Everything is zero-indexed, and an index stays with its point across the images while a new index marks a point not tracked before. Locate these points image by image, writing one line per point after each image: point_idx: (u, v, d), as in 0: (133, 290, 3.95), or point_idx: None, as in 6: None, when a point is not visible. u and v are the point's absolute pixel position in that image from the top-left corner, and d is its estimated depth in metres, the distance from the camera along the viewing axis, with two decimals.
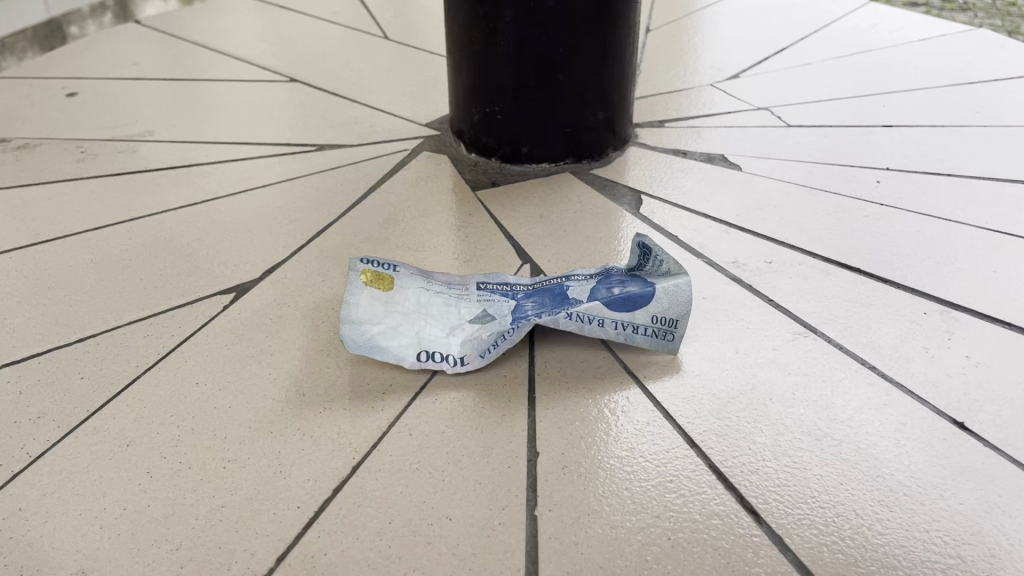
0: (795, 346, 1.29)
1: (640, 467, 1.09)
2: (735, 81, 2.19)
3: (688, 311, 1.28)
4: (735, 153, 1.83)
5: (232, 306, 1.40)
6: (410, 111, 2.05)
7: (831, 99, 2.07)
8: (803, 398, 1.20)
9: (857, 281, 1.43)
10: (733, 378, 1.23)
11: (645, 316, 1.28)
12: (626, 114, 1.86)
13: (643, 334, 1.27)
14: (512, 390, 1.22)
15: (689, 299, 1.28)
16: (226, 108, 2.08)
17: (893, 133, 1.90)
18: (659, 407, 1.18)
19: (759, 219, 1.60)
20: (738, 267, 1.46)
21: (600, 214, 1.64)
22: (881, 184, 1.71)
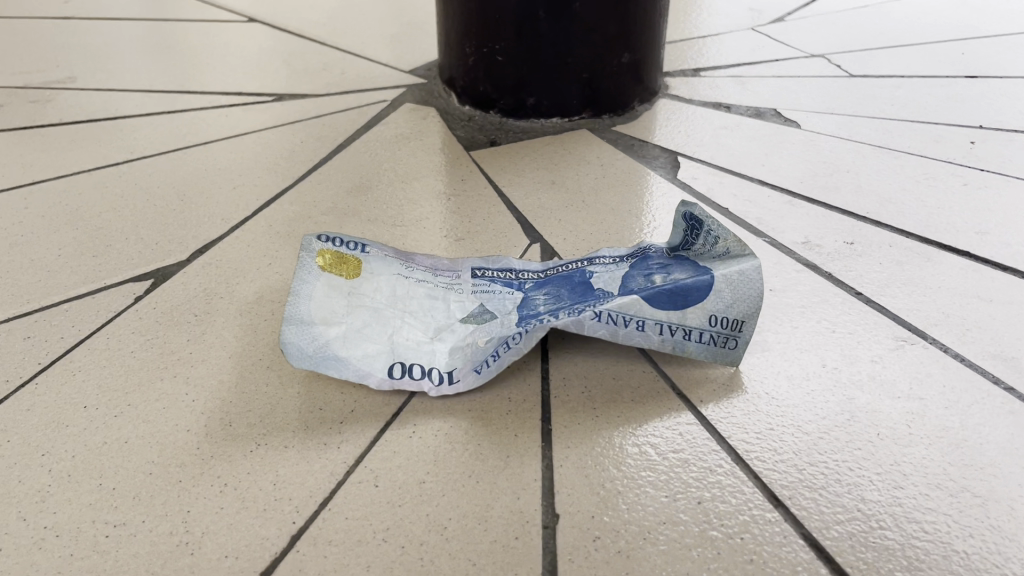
0: (901, 357, 0.96)
1: (705, 539, 0.76)
2: (780, 25, 1.84)
3: (758, 309, 0.93)
4: (789, 108, 1.49)
5: (147, 297, 1.05)
6: (392, 56, 1.70)
7: (898, 46, 1.73)
8: (923, 432, 0.86)
9: (968, 267, 1.10)
10: (822, 404, 0.90)
11: (699, 317, 0.93)
12: (655, 58, 1.51)
13: (697, 342, 0.93)
14: (520, 420, 0.88)
15: (760, 292, 0.93)
16: (169, 50, 1.72)
17: (979, 85, 1.56)
18: (724, 445, 0.85)
19: (830, 187, 1.26)
20: (811, 249, 1.13)
21: (627, 180, 1.30)
22: (976, 145, 1.37)
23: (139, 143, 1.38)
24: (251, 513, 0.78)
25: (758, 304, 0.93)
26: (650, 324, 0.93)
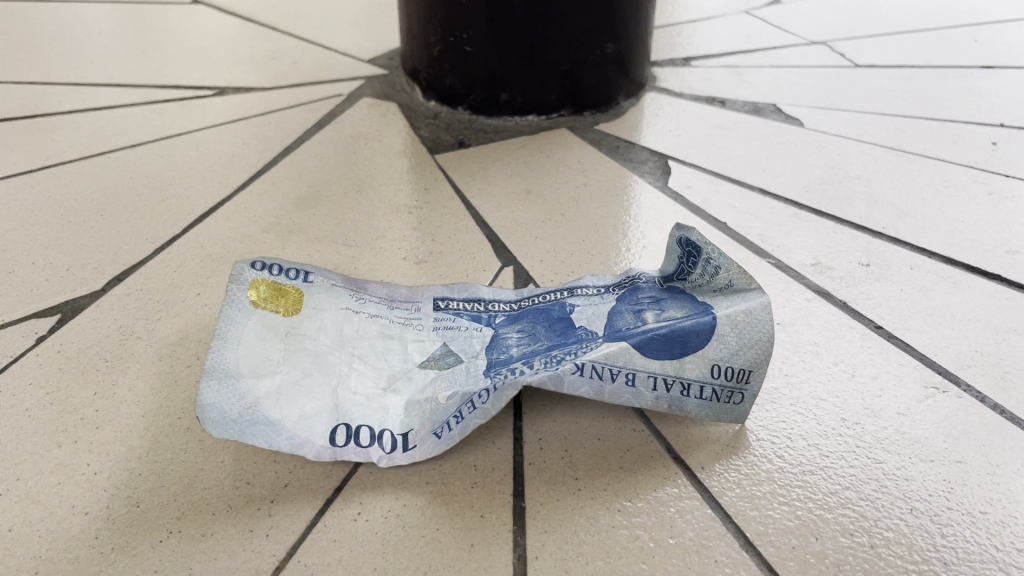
0: (932, 409, 0.82)
1: None
2: (776, 7, 1.69)
3: (768, 357, 0.79)
4: (791, 103, 1.35)
5: (51, 337, 0.89)
6: (351, 43, 1.53)
7: (905, 32, 1.58)
8: (965, 507, 0.73)
9: (1002, 294, 0.96)
10: (844, 469, 0.76)
11: (699, 368, 0.80)
12: (642, 47, 1.35)
13: (697, 396, 0.80)
14: (488, 495, 0.74)
15: (770, 337, 0.80)
16: (100, 36, 1.54)
17: (996, 77, 1.42)
18: (730, 525, 0.71)
19: (840, 197, 1.12)
20: (822, 273, 0.99)
21: (612, 189, 1.15)
22: (998, 147, 1.23)
23: (57, 145, 1.22)
24: None
25: (768, 351, 0.79)
26: (642, 377, 0.80)
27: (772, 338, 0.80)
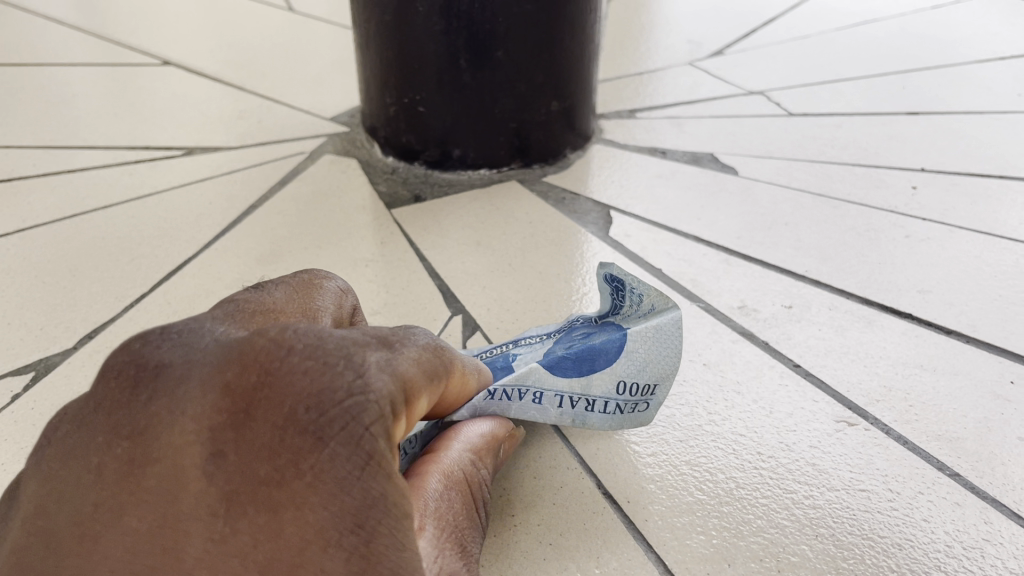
0: (841, 441, 0.89)
1: None
2: (718, 58, 1.79)
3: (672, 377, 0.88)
4: (727, 152, 1.44)
5: (27, 394, 0.94)
6: (314, 101, 1.62)
7: (838, 80, 1.69)
8: (867, 531, 0.80)
9: (913, 332, 1.04)
10: (758, 499, 0.83)
11: (605, 385, 0.89)
12: (587, 102, 1.44)
13: (601, 411, 0.89)
14: None
15: (677, 352, 0.88)
16: (74, 99, 1.62)
17: (919, 124, 1.52)
18: (652, 554, 0.78)
19: (769, 242, 1.20)
20: (747, 315, 1.07)
21: (558, 239, 1.23)
22: (918, 192, 1.32)
23: (31, 208, 1.28)
24: None
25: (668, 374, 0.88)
26: (549, 397, 0.88)
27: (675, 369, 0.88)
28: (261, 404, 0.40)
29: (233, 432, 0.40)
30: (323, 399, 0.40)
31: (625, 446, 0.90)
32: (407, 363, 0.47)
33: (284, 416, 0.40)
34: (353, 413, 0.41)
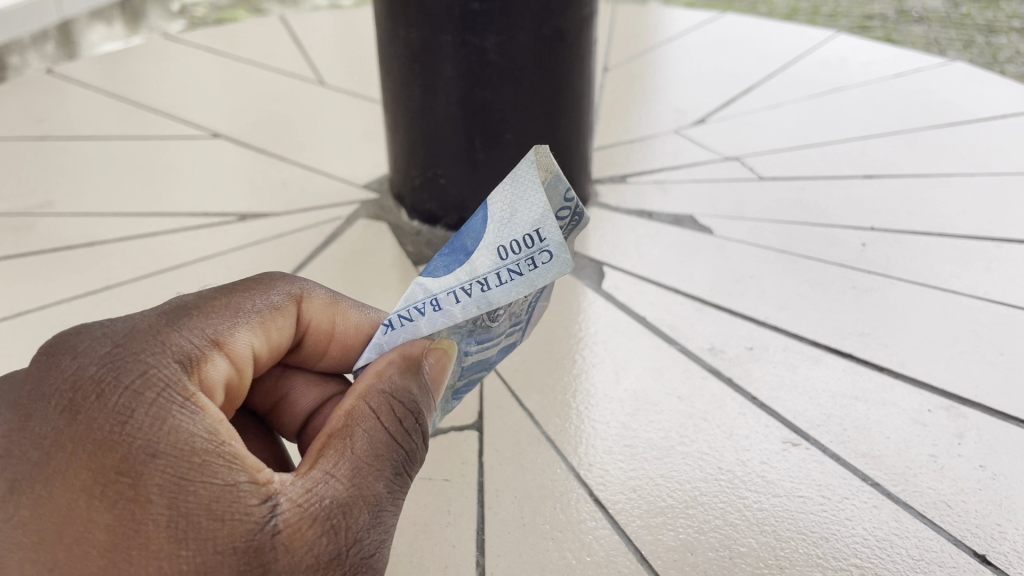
0: (786, 458, 1.11)
1: None
2: (701, 126, 2.03)
3: (549, 209, 0.69)
4: (704, 214, 1.67)
5: None
6: (346, 170, 1.86)
7: (805, 146, 1.92)
8: (801, 528, 1.02)
9: (852, 370, 1.26)
10: (716, 503, 1.06)
11: (490, 256, 0.71)
12: (585, 171, 1.68)
13: (499, 285, 0.71)
14: (458, 530, 1.04)
15: (533, 188, 0.68)
16: (138, 170, 1.87)
17: (874, 186, 1.74)
18: (631, 546, 1.01)
19: (736, 293, 1.43)
20: (716, 356, 1.29)
21: (559, 291, 1.46)
22: (867, 247, 1.54)
23: (114, 269, 1.53)
24: None
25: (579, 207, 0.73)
26: (443, 298, 0.72)
27: (573, 192, 0.70)
28: (75, 375, 0.62)
29: (56, 394, 0.61)
30: (118, 369, 0.62)
31: (612, 463, 1.12)
32: (202, 353, 0.67)
33: (90, 378, 0.61)
34: (137, 377, 0.62)
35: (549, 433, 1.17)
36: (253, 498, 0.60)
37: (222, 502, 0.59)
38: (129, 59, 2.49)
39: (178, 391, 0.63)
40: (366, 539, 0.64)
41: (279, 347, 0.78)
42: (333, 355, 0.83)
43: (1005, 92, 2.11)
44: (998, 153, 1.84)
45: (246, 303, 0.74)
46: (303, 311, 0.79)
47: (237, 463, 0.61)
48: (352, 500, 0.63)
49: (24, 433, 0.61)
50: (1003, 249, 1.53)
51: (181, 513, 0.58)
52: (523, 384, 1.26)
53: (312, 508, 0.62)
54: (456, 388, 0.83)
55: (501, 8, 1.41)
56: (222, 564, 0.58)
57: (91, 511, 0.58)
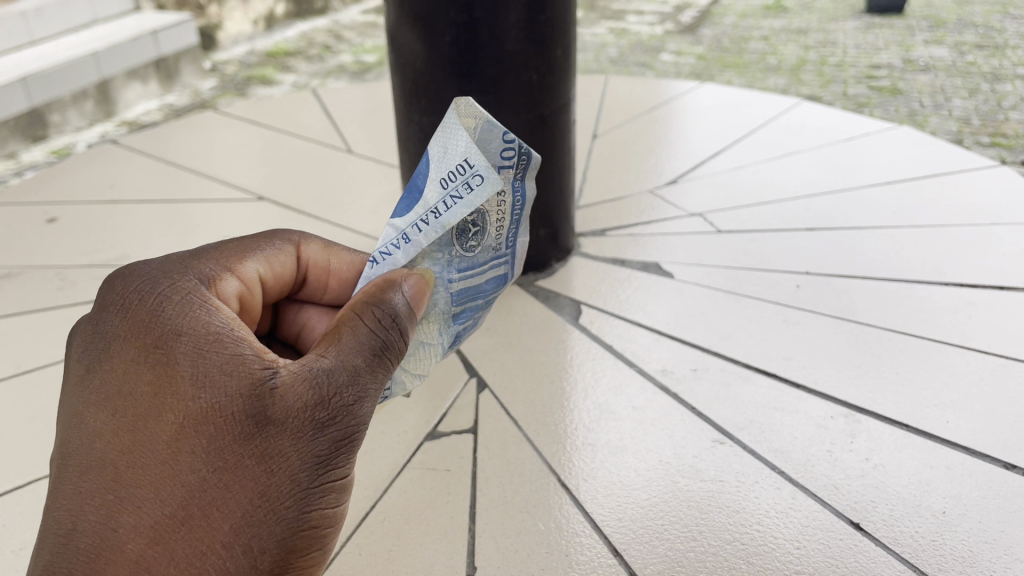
0: (713, 453, 1.43)
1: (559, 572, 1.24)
2: (673, 186, 2.36)
3: (472, 143, 0.97)
4: (669, 261, 1.99)
5: None
6: (370, 226, 2.21)
7: (759, 203, 2.24)
8: (718, 503, 1.33)
9: (774, 386, 1.57)
10: (656, 486, 1.38)
11: (436, 188, 0.99)
12: (569, 227, 2.02)
13: (448, 208, 0.99)
14: (456, 504, 1.36)
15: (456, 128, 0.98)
16: (197, 228, 2.23)
17: (814, 237, 2.06)
18: (586, 515, 1.33)
19: (687, 326, 1.75)
20: (666, 375, 1.61)
21: (544, 326, 1.79)
22: (800, 289, 1.86)
23: None
24: None
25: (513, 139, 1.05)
26: (410, 231, 1.01)
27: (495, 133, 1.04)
28: (127, 290, 0.88)
29: (115, 305, 0.88)
30: (157, 283, 0.89)
31: (578, 456, 1.44)
32: (220, 274, 0.95)
33: (138, 290, 0.88)
34: (171, 288, 0.89)
35: (529, 434, 1.49)
36: (256, 364, 0.84)
37: (231, 363, 0.83)
38: (183, 131, 2.88)
39: (199, 297, 0.89)
40: (346, 393, 0.85)
41: (284, 280, 1.07)
42: (334, 288, 1.12)
43: (939, 155, 2.44)
44: (923, 208, 2.16)
45: (255, 245, 1.03)
46: (302, 253, 1.08)
47: (243, 340, 0.85)
48: (332, 365, 0.85)
49: (98, 335, 0.87)
50: (914, 289, 1.84)
51: (202, 371, 0.83)
52: (511, 398, 1.59)
53: (301, 370, 0.84)
54: (452, 313, 1.08)
55: (495, 99, 1.76)
56: (231, 403, 0.82)
57: (141, 375, 0.83)
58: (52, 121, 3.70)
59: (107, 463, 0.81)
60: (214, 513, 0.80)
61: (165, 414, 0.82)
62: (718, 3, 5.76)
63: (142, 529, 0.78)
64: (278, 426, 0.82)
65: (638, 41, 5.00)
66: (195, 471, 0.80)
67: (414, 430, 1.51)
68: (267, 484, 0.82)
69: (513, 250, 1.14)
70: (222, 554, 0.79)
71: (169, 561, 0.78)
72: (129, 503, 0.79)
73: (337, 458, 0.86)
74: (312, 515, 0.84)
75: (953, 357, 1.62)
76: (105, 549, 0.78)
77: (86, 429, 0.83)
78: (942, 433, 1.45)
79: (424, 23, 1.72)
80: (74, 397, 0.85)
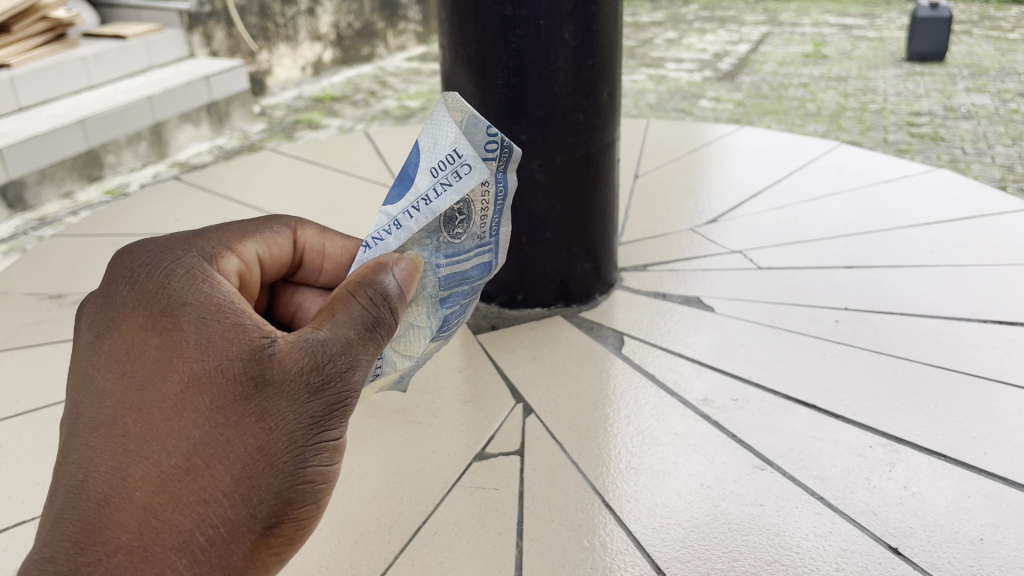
0: (754, 478, 1.47)
1: None
2: (713, 225, 2.42)
3: (460, 134, 1.06)
4: (709, 295, 2.05)
5: None
6: None
7: (798, 242, 2.30)
8: (758, 526, 1.37)
9: (814, 417, 1.61)
10: (698, 510, 1.42)
11: (426, 176, 1.07)
12: (611, 261, 2.10)
13: (437, 197, 1.07)
14: (503, 521, 1.41)
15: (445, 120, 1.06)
16: None
17: (853, 274, 2.11)
18: (629, 535, 1.37)
19: (728, 357, 1.80)
20: (707, 405, 1.66)
21: (588, 355, 1.86)
22: (839, 324, 1.91)
23: None
24: None
25: (496, 133, 1.14)
26: (401, 217, 1.07)
27: (491, 129, 1.14)
28: (135, 261, 0.88)
29: (124, 274, 0.87)
30: (162, 254, 0.88)
31: (620, 479, 1.49)
32: (222, 251, 0.95)
33: (145, 261, 0.87)
34: (177, 260, 0.88)
35: (573, 458, 1.55)
36: (256, 331, 0.83)
37: (233, 330, 0.82)
38: (240, 169, 3.02)
39: (203, 269, 0.88)
40: (340, 360, 0.85)
41: (281, 262, 1.08)
42: (329, 271, 1.13)
43: (977, 197, 2.47)
44: (962, 249, 2.19)
45: (253, 226, 1.04)
46: (299, 238, 1.10)
47: (245, 310, 0.84)
48: (327, 336, 0.85)
49: (105, 303, 0.87)
50: (952, 325, 1.87)
51: (207, 336, 0.82)
52: (555, 422, 1.65)
53: (297, 339, 0.84)
54: (440, 297, 1.14)
55: (542, 139, 1.85)
56: (234, 365, 0.81)
57: (148, 340, 0.82)
58: (108, 161, 3.88)
59: (116, 421, 0.80)
60: (216, 466, 0.80)
61: (171, 374, 0.81)
62: (757, 51, 5.86)
63: (148, 480, 0.78)
64: (276, 388, 0.82)
65: (678, 87, 5.11)
66: (201, 427, 0.80)
67: (462, 451, 1.58)
68: (266, 441, 0.82)
69: (497, 239, 1.22)
70: (224, 505, 0.80)
71: (174, 512, 0.78)
72: (135, 458, 0.79)
73: (331, 420, 0.86)
74: (308, 471, 0.85)
75: (992, 393, 1.65)
76: (112, 502, 0.77)
77: (92, 391, 0.82)
78: (980, 464, 1.48)
79: (477, 67, 1.82)
80: (81, 361, 0.85)
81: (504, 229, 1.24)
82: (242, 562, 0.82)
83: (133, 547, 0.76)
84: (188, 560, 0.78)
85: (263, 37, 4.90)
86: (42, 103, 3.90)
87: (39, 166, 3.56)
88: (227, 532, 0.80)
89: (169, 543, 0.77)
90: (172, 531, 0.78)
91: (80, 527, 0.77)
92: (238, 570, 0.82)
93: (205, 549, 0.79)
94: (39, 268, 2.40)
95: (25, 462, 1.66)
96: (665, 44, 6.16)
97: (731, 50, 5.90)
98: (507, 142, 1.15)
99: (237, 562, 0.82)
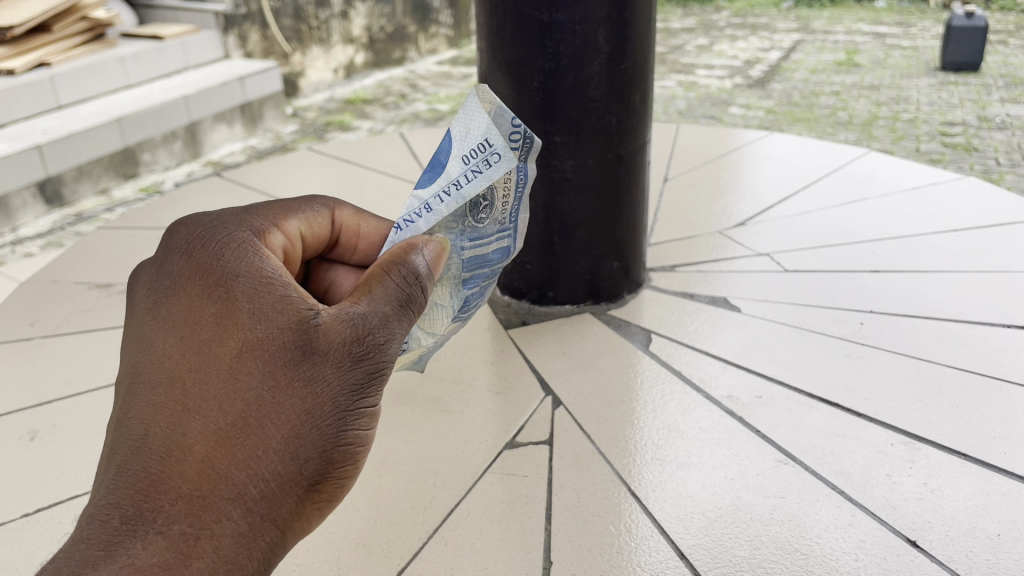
0: (776, 471, 1.52)
1: (623, 570, 1.33)
2: (741, 228, 2.46)
3: (492, 124, 1.12)
4: (736, 296, 2.09)
5: None
6: None
7: (824, 246, 2.33)
8: (780, 517, 1.42)
9: (836, 414, 1.65)
10: (722, 501, 1.46)
11: (458, 163, 1.12)
12: (641, 261, 2.15)
13: (468, 181, 1.13)
14: (531, 507, 1.47)
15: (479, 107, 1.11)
16: None
17: (878, 278, 2.14)
18: (655, 523, 1.42)
19: (754, 355, 1.85)
20: (732, 401, 1.70)
21: (615, 350, 1.91)
22: (864, 325, 1.94)
23: None
24: (371, 562, 1.37)
25: (520, 125, 1.19)
26: (432, 201, 1.12)
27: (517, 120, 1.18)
28: (190, 234, 0.93)
29: (179, 246, 0.92)
30: (216, 229, 0.94)
31: (646, 469, 1.54)
32: (268, 227, 1.02)
33: (199, 234, 0.93)
34: (228, 234, 0.94)
35: (601, 447, 1.60)
36: (303, 303, 0.89)
37: (282, 301, 0.88)
38: (278, 167, 3.10)
39: (253, 244, 0.93)
40: (379, 333, 0.92)
41: (319, 240, 1.14)
42: (363, 249, 1.19)
43: (1004, 204, 2.49)
44: (988, 255, 2.22)
45: (295, 205, 1.10)
46: (336, 217, 1.16)
47: (292, 283, 0.90)
48: (366, 310, 0.92)
49: (160, 270, 0.92)
50: (976, 329, 1.90)
51: (259, 305, 0.87)
52: (584, 414, 1.70)
53: (339, 312, 0.90)
54: (462, 278, 1.20)
55: (576, 140, 1.91)
56: (285, 334, 0.87)
57: (204, 307, 0.87)
58: (144, 159, 3.99)
59: (174, 380, 0.85)
60: (268, 426, 0.86)
61: (227, 339, 0.86)
62: (789, 58, 5.88)
63: (206, 436, 0.83)
64: (321, 357, 0.88)
65: (708, 94, 5.14)
66: (254, 390, 0.85)
67: (493, 439, 1.64)
68: (312, 404, 0.88)
69: (516, 225, 1.27)
70: (275, 461, 0.86)
71: (230, 466, 0.84)
72: (195, 416, 0.84)
73: (370, 388, 0.92)
74: (348, 434, 0.91)
75: (1014, 395, 1.68)
76: (173, 455, 0.82)
77: (150, 354, 0.87)
78: (1000, 463, 1.51)
79: (514, 70, 1.88)
80: (139, 326, 0.90)
81: (522, 216, 1.29)
82: (288, 515, 0.88)
83: (192, 497, 0.82)
84: (241, 511, 0.84)
85: (297, 38, 5.00)
86: (82, 102, 4.02)
87: (80, 162, 3.67)
88: (277, 486, 0.86)
89: (225, 494, 0.83)
90: (229, 484, 0.84)
91: (142, 477, 0.82)
92: (285, 521, 0.88)
93: (257, 501, 0.85)
94: (83, 259, 2.50)
95: (75, 439, 1.74)
96: (695, 50, 6.19)
97: (762, 58, 5.92)
98: (529, 134, 1.20)
99: (284, 515, 0.88)
